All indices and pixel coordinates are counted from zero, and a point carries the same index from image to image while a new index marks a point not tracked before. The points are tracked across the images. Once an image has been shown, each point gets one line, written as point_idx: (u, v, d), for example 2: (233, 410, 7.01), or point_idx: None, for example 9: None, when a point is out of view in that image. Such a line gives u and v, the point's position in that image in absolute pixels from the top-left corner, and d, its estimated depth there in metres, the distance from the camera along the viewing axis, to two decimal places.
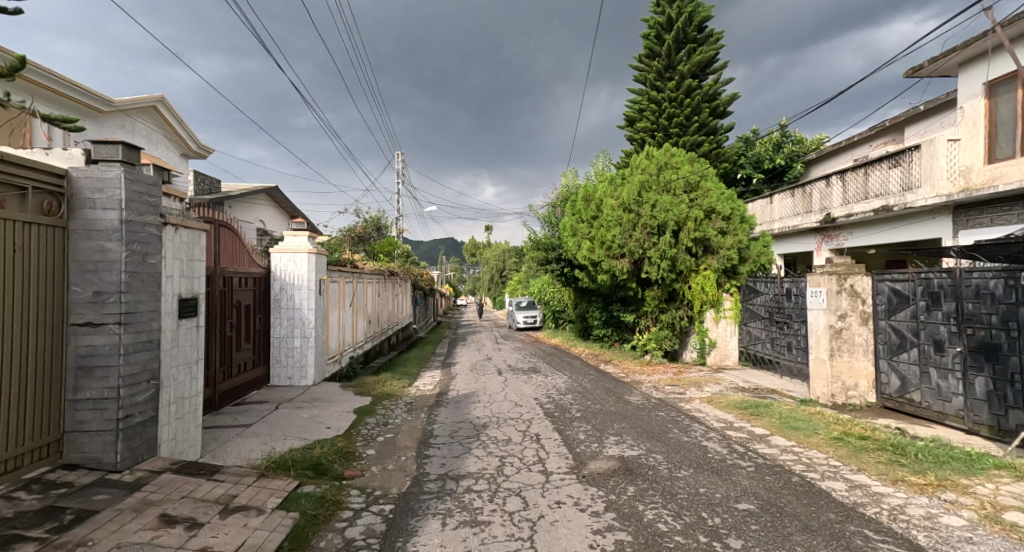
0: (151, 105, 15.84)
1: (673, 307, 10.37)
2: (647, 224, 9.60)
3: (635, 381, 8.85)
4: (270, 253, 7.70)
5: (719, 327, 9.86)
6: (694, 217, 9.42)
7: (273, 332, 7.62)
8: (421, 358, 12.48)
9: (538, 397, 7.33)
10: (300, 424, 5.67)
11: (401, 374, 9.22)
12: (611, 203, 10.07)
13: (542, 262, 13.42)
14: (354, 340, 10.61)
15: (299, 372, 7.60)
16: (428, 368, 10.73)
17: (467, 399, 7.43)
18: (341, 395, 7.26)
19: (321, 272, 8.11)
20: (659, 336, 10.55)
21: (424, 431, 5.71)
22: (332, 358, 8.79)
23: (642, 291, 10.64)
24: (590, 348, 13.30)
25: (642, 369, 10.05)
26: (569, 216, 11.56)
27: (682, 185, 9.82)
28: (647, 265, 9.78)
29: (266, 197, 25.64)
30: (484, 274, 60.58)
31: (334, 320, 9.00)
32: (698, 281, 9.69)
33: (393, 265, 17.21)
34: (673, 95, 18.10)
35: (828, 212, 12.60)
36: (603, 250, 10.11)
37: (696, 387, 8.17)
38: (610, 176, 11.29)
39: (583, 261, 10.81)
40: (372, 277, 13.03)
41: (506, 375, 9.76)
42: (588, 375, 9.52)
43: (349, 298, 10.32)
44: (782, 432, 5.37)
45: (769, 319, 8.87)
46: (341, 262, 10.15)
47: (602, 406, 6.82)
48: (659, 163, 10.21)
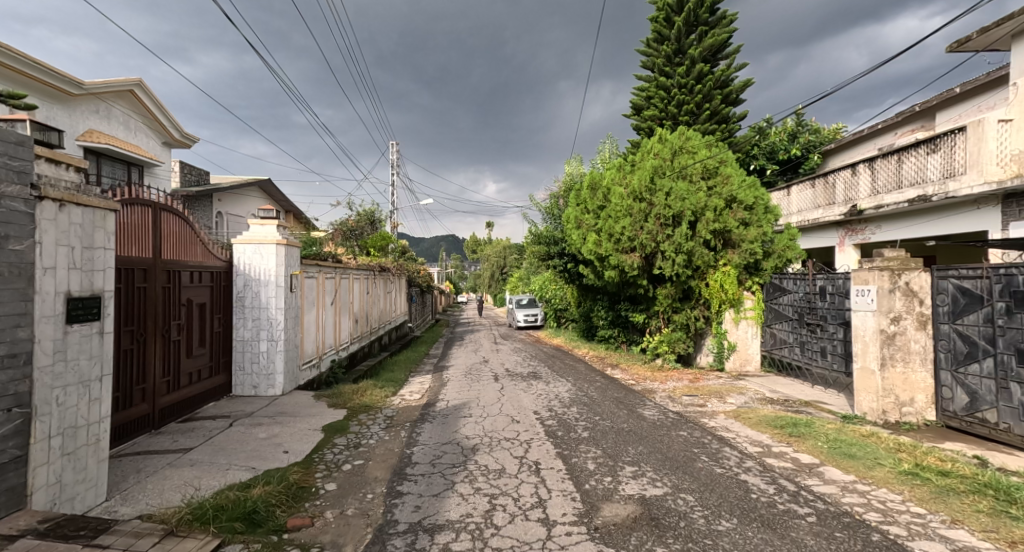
0: (128, 90, 15.19)
1: (687, 307, 9.41)
2: (660, 215, 8.64)
3: (648, 390, 7.91)
4: (232, 245, 6.74)
5: (739, 328, 8.93)
6: (712, 207, 8.46)
7: (237, 334, 6.68)
8: (412, 361, 11.56)
9: (539, 411, 6.38)
10: (252, 446, 4.73)
11: (386, 381, 8.28)
12: (620, 191, 9.12)
13: (544, 257, 12.46)
14: (337, 342, 9.77)
15: (266, 380, 6.66)
16: (418, 373, 9.79)
17: (456, 413, 6.48)
18: (313, 408, 6.32)
19: (293, 267, 7.18)
20: (671, 339, 9.60)
21: (401, 456, 4.78)
22: (308, 364, 7.93)
23: (654, 289, 9.68)
24: (594, 351, 12.35)
25: (653, 375, 9.10)
26: (573, 206, 10.60)
27: (699, 172, 8.87)
28: (660, 260, 8.83)
29: (260, 190, 24.80)
30: (484, 271, 59.64)
31: (311, 320, 8.14)
32: (716, 278, 8.73)
33: (386, 261, 16.28)
34: (683, 81, 17.11)
35: (854, 204, 11.62)
36: (611, 243, 9.15)
37: (717, 397, 7.22)
38: (618, 163, 10.31)
39: (589, 255, 9.85)
40: (361, 273, 12.17)
41: (503, 382, 8.82)
42: (594, 382, 8.57)
43: (331, 296, 9.48)
44: (834, 460, 4.41)
45: (797, 321, 7.90)
46: (323, 256, 9.25)
47: (612, 422, 5.86)
48: (674, 147, 9.25)
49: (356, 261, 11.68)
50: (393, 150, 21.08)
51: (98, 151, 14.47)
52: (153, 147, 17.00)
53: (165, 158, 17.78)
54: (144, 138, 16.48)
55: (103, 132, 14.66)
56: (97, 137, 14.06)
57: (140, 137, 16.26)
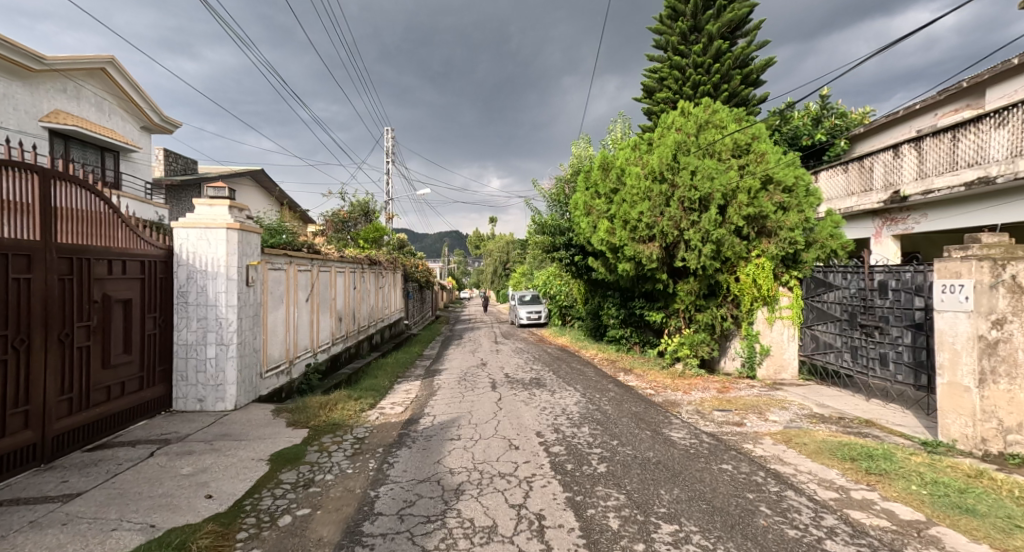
0: (98, 68, 14.15)
1: (713, 305, 8.23)
2: (683, 198, 7.47)
3: (671, 403, 6.74)
4: (173, 229, 5.57)
5: (773, 329, 7.78)
6: (745, 188, 7.30)
7: (178, 337, 5.52)
8: (401, 364, 10.43)
9: (542, 433, 5.23)
10: (164, 488, 3.57)
11: (364, 390, 7.16)
12: (637, 171, 7.97)
13: (548, 250, 11.28)
14: (314, 343, 8.68)
15: (214, 393, 5.52)
16: (406, 379, 8.67)
17: (442, 434, 5.34)
18: (267, 428, 5.17)
19: (251, 257, 6.02)
20: (693, 341, 8.45)
21: (361, 503, 3.61)
22: (273, 370, 6.82)
23: (673, 284, 8.51)
24: (604, 353, 11.19)
25: (673, 383, 7.94)
26: (581, 191, 9.41)
27: (728, 148, 7.67)
28: (683, 250, 7.66)
29: (253, 181, 23.81)
30: (487, 267, 58.49)
31: (276, 318, 7.02)
32: (748, 272, 7.56)
33: (378, 254, 15.18)
34: (700, 60, 15.87)
35: (897, 190, 10.40)
36: (626, 231, 7.99)
37: (756, 414, 6.02)
38: (633, 142, 9.11)
39: (599, 246, 8.66)
40: (346, 266, 11.03)
41: (501, 391, 7.66)
42: (607, 392, 7.39)
43: (307, 291, 8.38)
44: (947, 518, 3.20)
45: (846, 322, 6.68)
46: (297, 246, 8.11)
47: (634, 449, 4.69)
48: (699, 121, 8.05)
49: (340, 253, 10.56)
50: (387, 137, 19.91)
51: (67, 133, 13.52)
52: (131, 133, 15.96)
53: (145, 145, 16.73)
54: (120, 121, 15.41)
55: (71, 113, 13.68)
56: (63, 118, 13.11)
57: (115, 120, 15.24)
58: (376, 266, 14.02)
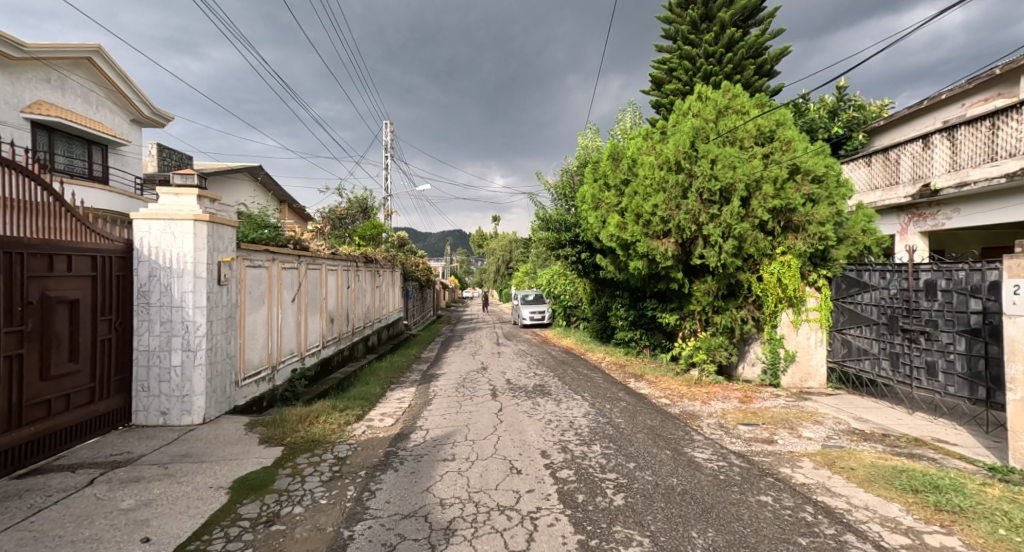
0: (85, 58, 13.64)
1: (733, 306, 7.59)
2: (702, 190, 6.84)
3: (690, 415, 6.11)
4: (133, 221, 4.95)
5: (799, 333, 7.13)
6: (770, 178, 6.65)
7: (139, 342, 4.91)
8: (396, 368, 9.81)
9: (548, 454, 4.60)
10: (92, 529, 2.96)
11: (352, 399, 6.56)
12: (650, 161, 7.35)
13: (554, 247, 10.67)
14: (301, 346, 8.08)
15: (179, 405, 4.90)
16: (400, 386, 8.05)
17: (434, 454, 4.72)
18: (236, 445, 4.55)
19: (224, 252, 5.41)
20: (710, 345, 7.82)
21: (331, 547, 2.99)
22: (250, 377, 6.22)
23: (689, 284, 7.88)
24: (612, 357, 10.59)
25: (690, 392, 7.31)
26: (589, 183, 8.78)
27: (751, 136, 7.02)
28: (701, 246, 7.03)
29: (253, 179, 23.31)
30: (489, 266, 57.83)
31: (256, 320, 6.42)
32: (773, 271, 6.91)
33: (375, 252, 14.58)
34: (712, 49, 15.21)
35: (926, 183, 9.72)
36: (639, 226, 7.36)
37: (787, 428, 5.35)
38: (646, 131, 8.47)
39: (608, 242, 8.03)
40: (339, 263, 10.42)
41: (502, 399, 7.04)
42: (618, 401, 6.74)
43: (293, 291, 7.78)
44: None
45: (885, 326, 6.02)
46: (282, 242, 7.50)
47: (655, 475, 4.06)
48: (718, 106, 7.39)
49: (332, 250, 9.94)
50: (387, 131, 19.31)
51: (50, 125, 13.00)
52: (121, 126, 15.44)
53: (136, 138, 16.22)
54: (108, 113, 14.89)
55: (56, 104, 13.17)
56: (46, 109, 12.61)
57: (104, 112, 14.72)
58: (373, 264, 13.39)
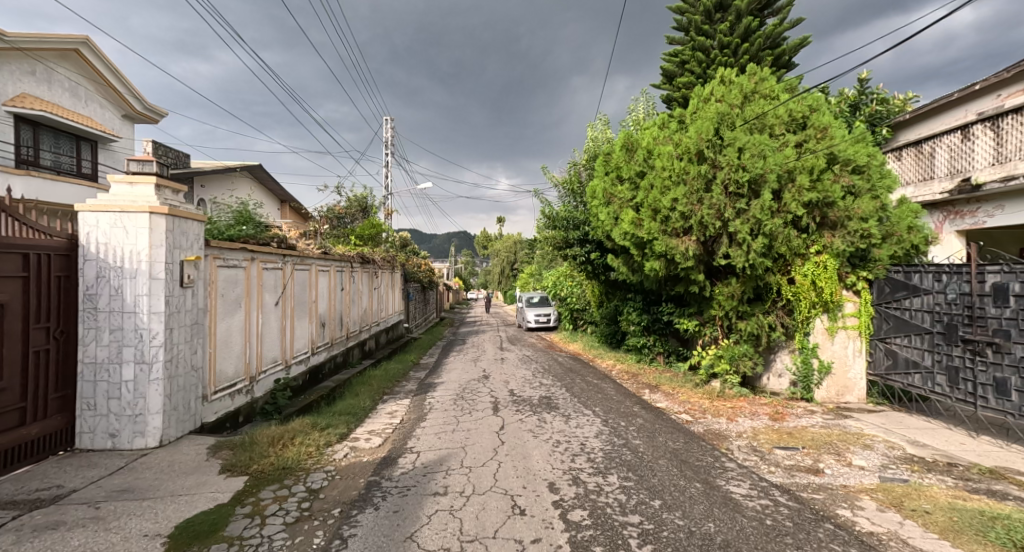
0: (72, 50, 13.14)
1: (759, 312, 6.89)
2: (727, 182, 6.14)
3: (717, 435, 5.40)
4: (78, 214, 4.30)
5: (835, 342, 6.41)
6: (804, 168, 5.93)
7: (85, 354, 4.26)
8: (390, 376, 9.16)
9: (556, 488, 3.91)
10: None
11: (337, 415, 5.90)
12: (668, 151, 6.68)
13: (561, 247, 10.01)
14: (286, 353, 7.45)
15: (131, 425, 4.26)
16: (393, 398, 7.40)
17: (422, 486, 4.02)
18: (191, 475, 3.88)
19: (187, 250, 4.77)
20: (734, 355, 7.13)
21: None
22: (222, 390, 5.57)
23: (710, 286, 7.20)
24: (623, 365, 9.90)
25: (713, 406, 6.61)
26: (600, 177, 8.11)
27: (781, 122, 6.30)
28: (726, 244, 6.34)
29: (252, 177, 22.78)
30: (494, 267, 57.16)
31: (230, 325, 5.78)
32: (807, 273, 6.21)
33: (373, 252, 13.95)
34: (726, 40, 14.50)
35: (966, 177, 9.00)
36: (657, 222, 6.68)
37: (833, 454, 4.62)
38: (662, 121, 7.78)
39: (622, 241, 7.37)
40: (331, 264, 9.78)
41: (504, 415, 6.36)
42: (633, 418, 6.05)
43: (277, 293, 7.15)
44: None
45: (940, 335, 5.30)
46: (264, 239, 6.85)
47: (687, 520, 3.34)
48: (744, 90, 6.66)
49: (323, 249, 9.29)
50: (386, 128, 18.72)
51: (35, 119, 12.51)
52: (112, 121, 14.93)
53: (128, 135, 15.71)
54: (98, 108, 14.39)
55: (42, 97, 12.67)
56: (30, 102, 12.10)
57: (93, 106, 14.20)
58: (370, 265, 12.75)
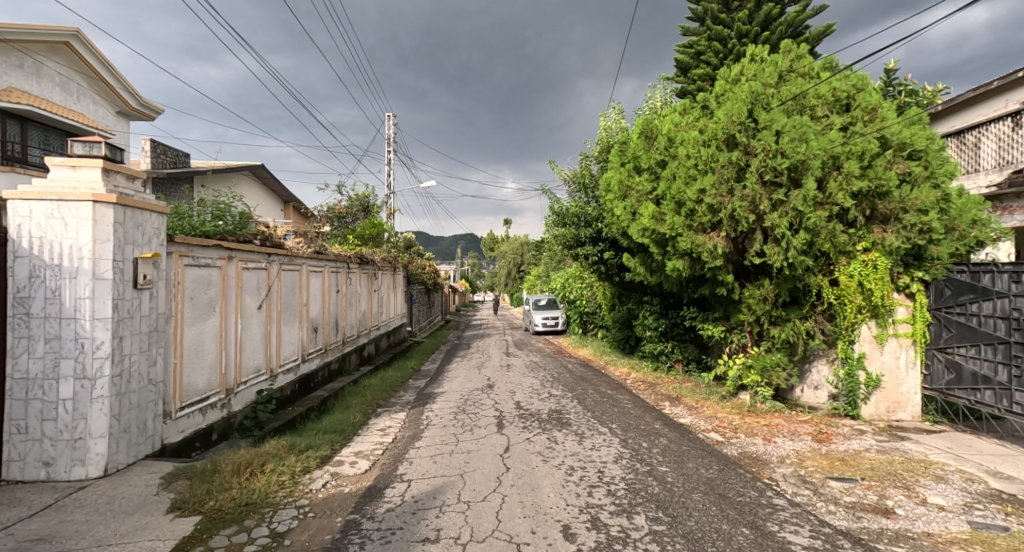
0: (62, 43, 12.61)
1: (796, 317, 6.15)
2: (763, 170, 5.41)
3: (755, 460, 4.69)
4: (9, 203, 3.67)
5: (885, 352, 5.64)
6: (852, 153, 5.21)
7: (15, 368, 3.65)
8: (387, 385, 8.50)
9: (572, 534, 3.20)
10: None
11: (321, 434, 5.25)
12: (692, 137, 5.98)
13: (571, 246, 9.31)
14: (271, 362, 6.84)
15: (69, 452, 3.63)
16: (388, 412, 6.74)
17: (410, 530, 3.32)
18: (131, 515, 3.21)
19: (142, 246, 4.11)
20: (766, 365, 6.39)
21: None
22: (191, 405, 4.93)
23: (739, 288, 6.49)
24: (638, 374, 9.17)
25: (745, 424, 5.89)
26: (614, 168, 7.43)
27: (824, 102, 5.56)
28: (760, 241, 5.62)
29: (253, 177, 22.27)
30: (500, 269, 56.51)
31: (202, 332, 5.14)
32: (853, 273, 5.47)
33: (374, 253, 13.32)
34: (745, 29, 13.77)
35: (1018, 168, 8.18)
36: (681, 216, 5.99)
37: (901, 489, 3.87)
38: (683, 106, 7.08)
39: (640, 238, 6.67)
40: (326, 264, 9.15)
41: (509, 433, 5.68)
42: (655, 439, 5.35)
43: (260, 296, 6.52)
44: None
45: (1019, 346, 4.54)
46: (244, 236, 6.22)
47: None
48: (780, 68, 5.92)
49: (316, 249, 8.67)
50: (389, 125, 18.17)
51: (23, 115, 12.00)
52: (105, 118, 14.42)
53: (123, 132, 15.22)
54: (91, 105, 13.91)
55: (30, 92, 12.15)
56: (16, 96, 11.55)
57: (85, 102, 13.70)
58: (369, 266, 12.10)
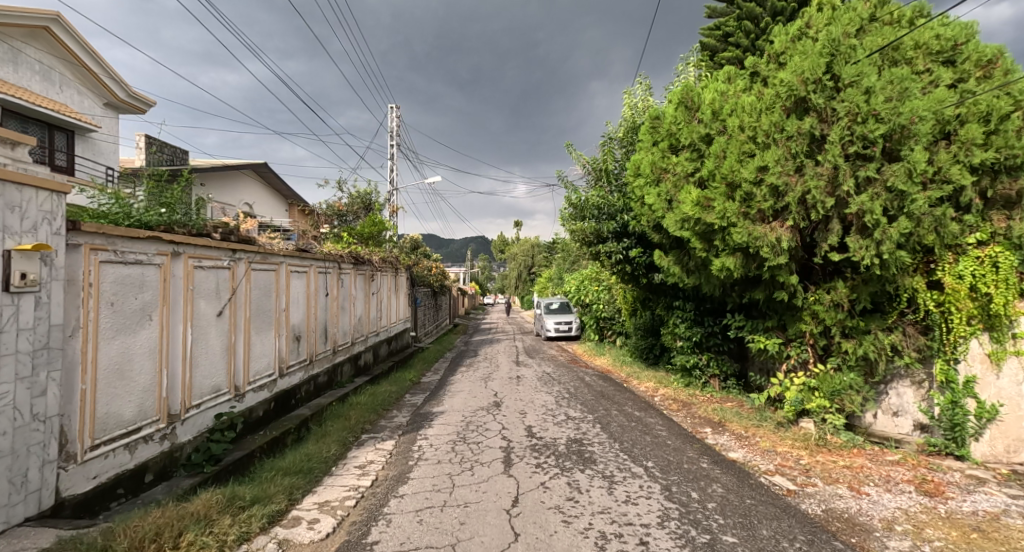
0: (41, 28, 11.79)
1: (877, 329, 4.91)
2: (846, 141, 4.20)
3: (852, 525, 3.46)
4: None
5: (1003, 376, 4.34)
6: (968, 116, 4.01)
7: None
8: (378, 403, 7.36)
9: None
10: None
11: (280, 478, 4.12)
12: (748, 105, 4.79)
13: (591, 243, 8.13)
14: (235, 380, 5.74)
15: None
16: (372, 441, 5.60)
17: None
18: None
19: (20, 235, 3.03)
20: (836, 387, 5.13)
21: None
22: (112, 441, 3.84)
23: (804, 293, 5.28)
24: (667, 390, 7.95)
25: (819, 462, 4.66)
26: (646, 149, 6.28)
27: (924, 54, 4.35)
28: (838, 232, 4.42)
29: (255, 176, 21.40)
30: (510, 272, 55.36)
31: (130, 347, 4.07)
32: (963, 274, 4.25)
33: (373, 252, 12.25)
34: (779, 6, 12.50)
35: None
36: (734, 202, 4.79)
37: None
38: (729, 73, 5.90)
39: (678, 232, 5.50)
40: (312, 264, 8.10)
41: (518, 474, 4.50)
42: (706, 488, 4.14)
43: (220, 301, 5.45)
44: None
45: None
46: (199, 229, 5.16)
47: None
48: (860, 14, 4.67)
49: (299, 246, 7.60)
50: (392, 117, 17.15)
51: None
52: (92, 109, 13.57)
53: (111, 126, 14.32)
54: (76, 95, 13.07)
55: (7, 80, 11.29)
56: None
57: (69, 93, 12.85)
58: (366, 267, 11.06)
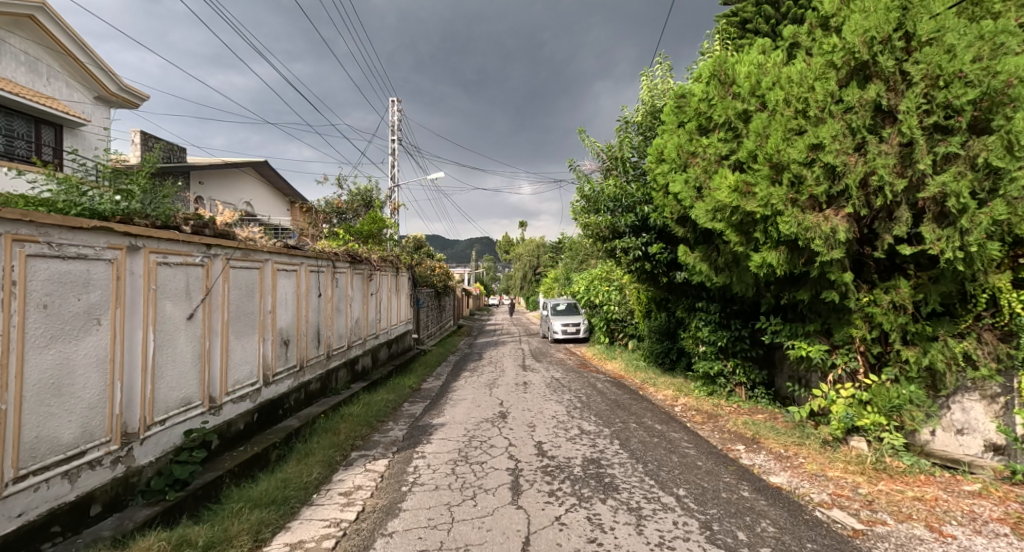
0: (26, 16, 11.27)
1: (947, 335, 4.24)
2: (922, 111, 3.53)
3: None
4: None
5: None
6: None
7: None
8: (372, 414, 6.70)
9: None
10: None
11: (247, 514, 3.47)
12: (796, 73, 4.10)
13: (605, 238, 7.49)
14: (210, 392, 5.10)
15: None
16: (361, 461, 4.94)
17: None
18: None
19: None
20: (894, 401, 4.43)
21: None
22: (45, 471, 3.21)
23: (856, 293, 4.58)
24: (689, 399, 7.26)
25: (882, 492, 3.96)
26: (670, 132, 5.62)
27: (1013, 8, 3.65)
28: (908, 220, 3.73)
29: (257, 176, 20.98)
30: (515, 272, 54.67)
31: (71, 358, 3.43)
32: None
33: (372, 250, 11.62)
34: None
35: None
36: (779, 186, 4.10)
37: None
38: (764, 44, 5.21)
39: (710, 223, 4.84)
40: (303, 262, 7.48)
41: (529, 505, 3.83)
42: (754, 527, 3.44)
43: (191, 302, 4.81)
44: None
45: None
46: (165, 221, 4.52)
47: None
48: None
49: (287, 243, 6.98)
50: (393, 111, 16.54)
51: None
52: (82, 103, 13.06)
53: (102, 121, 13.79)
54: (65, 88, 12.57)
55: None
56: None
57: (57, 85, 12.36)
58: (365, 266, 10.46)
